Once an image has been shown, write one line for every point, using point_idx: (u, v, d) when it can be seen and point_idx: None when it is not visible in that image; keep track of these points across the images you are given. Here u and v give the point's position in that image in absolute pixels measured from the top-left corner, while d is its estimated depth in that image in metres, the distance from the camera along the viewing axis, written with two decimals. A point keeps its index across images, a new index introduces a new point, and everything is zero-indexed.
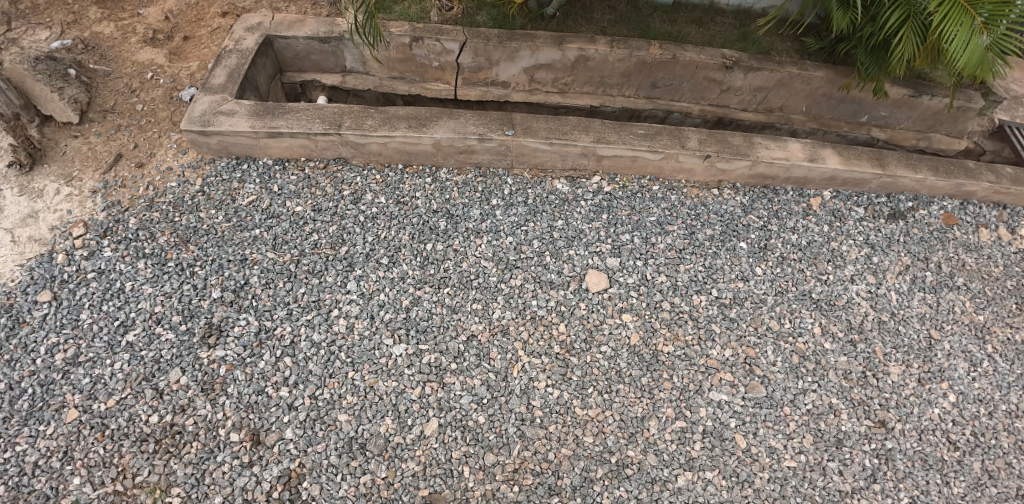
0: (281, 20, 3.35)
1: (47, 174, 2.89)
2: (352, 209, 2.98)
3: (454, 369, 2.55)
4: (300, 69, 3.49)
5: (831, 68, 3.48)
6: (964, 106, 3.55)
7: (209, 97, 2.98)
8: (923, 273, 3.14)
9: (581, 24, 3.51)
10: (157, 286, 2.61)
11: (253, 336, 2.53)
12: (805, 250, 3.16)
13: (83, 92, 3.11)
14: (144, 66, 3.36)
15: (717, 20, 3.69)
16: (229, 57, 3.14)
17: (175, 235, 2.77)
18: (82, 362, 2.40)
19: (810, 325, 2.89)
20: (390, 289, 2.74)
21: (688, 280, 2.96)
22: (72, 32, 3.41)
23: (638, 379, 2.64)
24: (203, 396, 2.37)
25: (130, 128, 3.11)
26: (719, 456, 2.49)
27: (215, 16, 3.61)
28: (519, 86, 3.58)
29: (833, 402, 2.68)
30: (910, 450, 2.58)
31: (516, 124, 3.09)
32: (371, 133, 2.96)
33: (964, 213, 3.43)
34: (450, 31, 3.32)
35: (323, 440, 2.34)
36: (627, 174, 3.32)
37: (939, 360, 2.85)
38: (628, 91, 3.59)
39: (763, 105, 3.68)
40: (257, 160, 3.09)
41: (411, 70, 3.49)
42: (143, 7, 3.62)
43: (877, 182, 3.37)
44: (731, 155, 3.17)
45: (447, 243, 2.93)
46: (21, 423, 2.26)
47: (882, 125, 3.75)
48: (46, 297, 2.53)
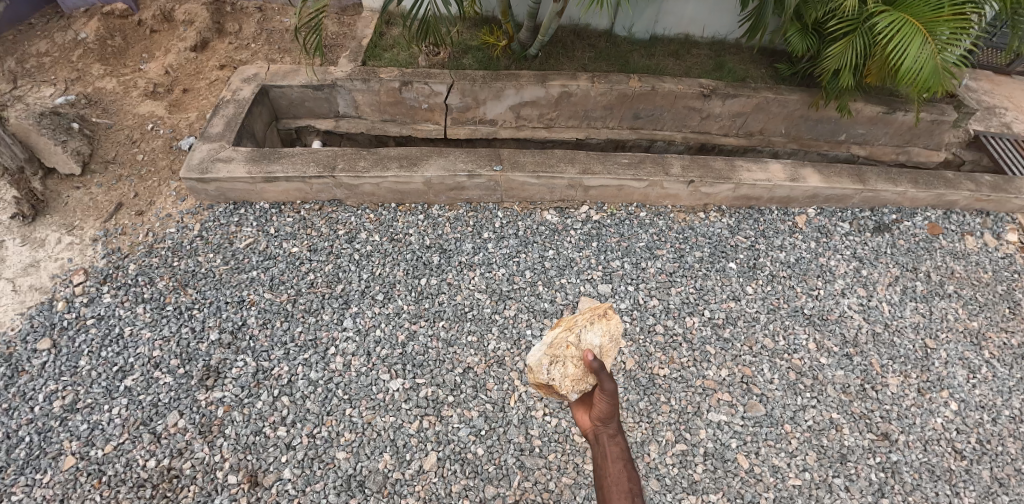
0: (276, 70, 3.50)
1: (49, 224, 2.97)
2: (347, 248, 3.04)
3: (451, 402, 2.55)
4: (295, 115, 3.63)
5: (805, 91, 3.62)
6: (937, 119, 3.69)
7: (207, 145, 3.09)
8: (913, 284, 3.18)
9: (563, 62, 3.68)
10: (156, 331, 2.64)
11: (250, 376, 2.54)
12: (794, 267, 3.21)
13: (85, 144, 3.22)
14: (145, 118, 3.49)
15: (692, 52, 3.89)
16: (227, 107, 3.27)
17: (174, 279, 2.83)
18: (80, 408, 2.41)
19: (804, 341, 2.91)
20: (386, 325, 2.76)
21: (680, 303, 3.00)
22: (76, 89, 3.56)
23: (635, 404, 2.64)
24: (201, 439, 2.37)
25: (131, 178, 3.21)
26: (722, 478, 2.47)
27: (213, 69, 3.79)
28: (506, 123, 3.71)
29: (834, 417, 2.66)
30: (916, 461, 2.56)
31: (504, 159, 3.20)
32: (364, 174, 3.06)
33: (949, 223, 3.50)
34: (438, 74, 3.47)
35: (322, 479, 2.32)
36: (615, 202, 3.40)
37: (937, 369, 2.85)
38: (612, 122, 3.72)
39: (743, 130, 3.81)
40: (253, 204, 3.17)
41: (402, 113, 3.62)
42: (144, 63, 3.81)
43: (859, 198, 3.46)
44: (714, 180, 3.26)
45: (441, 277, 2.97)
46: (17, 472, 2.25)
47: (860, 143, 3.87)
48: (46, 345, 2.55)
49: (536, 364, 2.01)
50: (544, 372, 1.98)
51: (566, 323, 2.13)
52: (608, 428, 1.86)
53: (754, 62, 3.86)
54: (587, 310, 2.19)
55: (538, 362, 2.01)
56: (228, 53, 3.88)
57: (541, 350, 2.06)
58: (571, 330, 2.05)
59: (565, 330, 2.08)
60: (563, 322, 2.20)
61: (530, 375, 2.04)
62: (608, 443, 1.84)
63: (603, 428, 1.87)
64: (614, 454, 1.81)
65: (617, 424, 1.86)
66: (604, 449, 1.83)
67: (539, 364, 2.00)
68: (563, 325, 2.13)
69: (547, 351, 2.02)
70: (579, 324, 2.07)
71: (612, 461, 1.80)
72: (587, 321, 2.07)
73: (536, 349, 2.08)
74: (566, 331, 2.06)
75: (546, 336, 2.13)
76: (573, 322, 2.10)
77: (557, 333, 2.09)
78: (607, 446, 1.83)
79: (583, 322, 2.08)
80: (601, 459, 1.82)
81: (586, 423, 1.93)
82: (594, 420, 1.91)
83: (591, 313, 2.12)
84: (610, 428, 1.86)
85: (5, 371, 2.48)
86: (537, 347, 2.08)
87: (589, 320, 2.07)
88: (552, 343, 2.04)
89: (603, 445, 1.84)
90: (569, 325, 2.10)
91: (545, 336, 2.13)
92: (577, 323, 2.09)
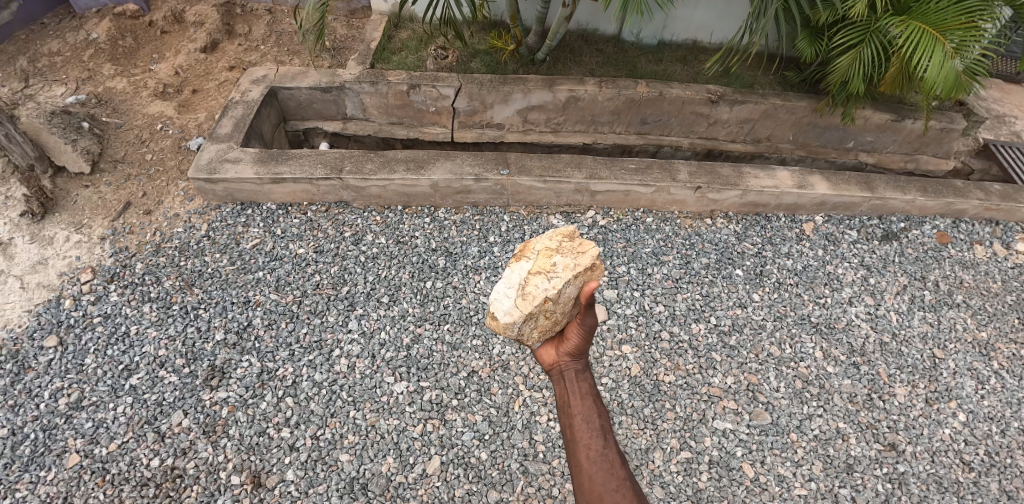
0: (284, 72, 3.52)
1: (58, 222, 2.98)
2: (353, 250, 3.04)
3: (455, 406, 2.54)
4: (303, 117, 3.64)
5: (813, 98, 3.61)
6: (946, 127, 3.67)
7: (216, 146, 3.10)
8: (921, 293, 3.16)
9: (570, 67, 3.68)
10: (162, 330, 2.65)
11: (255, 377, 2.54)
12: (801, 274, 3.19)
13: (95, 143, 3.24)
14: (154, 118, 3.51)
15: (700, 59, 3.89)
16: (236, 108, 3.29)
17: (180, 279, 2.83)
18: (85, 406, 2.41)
19: (811, 350, 2.89)
20: (391, 327, 2.76)
21: (686, 309, 2.98)
22: (87, 88, 3.59)
23: (640, 410, 2.63)
24: (205, 439, 2.36)
25: (140, 177, 3.23)
26: (727, 487, 2.45)
27: (222, 70, 3.81)
28: (513, 127, 3.71)
29: (841, 427, 2.64)
30: (923, 473, 2.53)
31: (511, 164, 3.20)
32: (371, 176, 3.06)
33: (958, 232, 3.47)
34: (446, 78, 3.48)
35: (325, 481, 2.32)
36: (621, 207, 3.40)
37: (946, 379, 2.83)
38: (619, 127, 3.72)
39: (750, 136, 3.79)
40: (260, 205, 3.18)
41: (409, 116, 3.63)
42: (155, 64, 3.84)
43: (867, 206, 3.44)
44: (722, 186, 3.25)
45: (446, 280, 2.96)
46: (22, 469, 2.25)
47: (869, 150, 3.85)
48: (52, 342, 2.56)
49: (507, 315, 1.95)
50: (514, 324, 1.95)
51: (538, 263, 2.03)
52: (576, 365, 1.94)
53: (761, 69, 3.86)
54: (561, 245, 2.06)
55: (510, 315, 1.95)
56: (237, 54, 3.91)
57: (511, 296, 1.98)
58: (546, 277, 1.96)
59: (539, 275, 1.97)
60: (529, 251, 2.09)
61: (496, 320, 1.99)
62: (575, 378, 1.90)
63: (569, 364, 1.95)
64: (583, 389, 1.88)
65: (584, 362, 1.95)
66: (570, 383, 1.90)
67: (511, 318, 1.95)
68: (535, 265, 2.02)
69: (522, 303, 1.94)
70: (554, 271, 1.98)
71: (580, 397, 1.85)
72: (566, 270, 1.97)
73: (504, 292, 2.00)
74: (540, 278, 1.96)
75: (513, 273, 2.04)
76: (547, 266, 1.99)
77: (529, 276, 1.98)
78: (574, 381, 1.89)
79: (560, 268, 1.98)
80: (568, 393, 1.88)
81: (552, 359, 2.00)
82: (561, 355, 1.98)
83: (569, 258, 2.01)
84: (578, 365, 1.94)
85: (12, 367, 2.49)
86: (506, 290, 2.00)
87: (569, 270, 1.97)
88: (524, 291, 1.96)
89: (569, 379, 1.91)
90: (542, 269, 1.99)
91: (511, 274, 2.03)
92: (552, 269, 1.98)
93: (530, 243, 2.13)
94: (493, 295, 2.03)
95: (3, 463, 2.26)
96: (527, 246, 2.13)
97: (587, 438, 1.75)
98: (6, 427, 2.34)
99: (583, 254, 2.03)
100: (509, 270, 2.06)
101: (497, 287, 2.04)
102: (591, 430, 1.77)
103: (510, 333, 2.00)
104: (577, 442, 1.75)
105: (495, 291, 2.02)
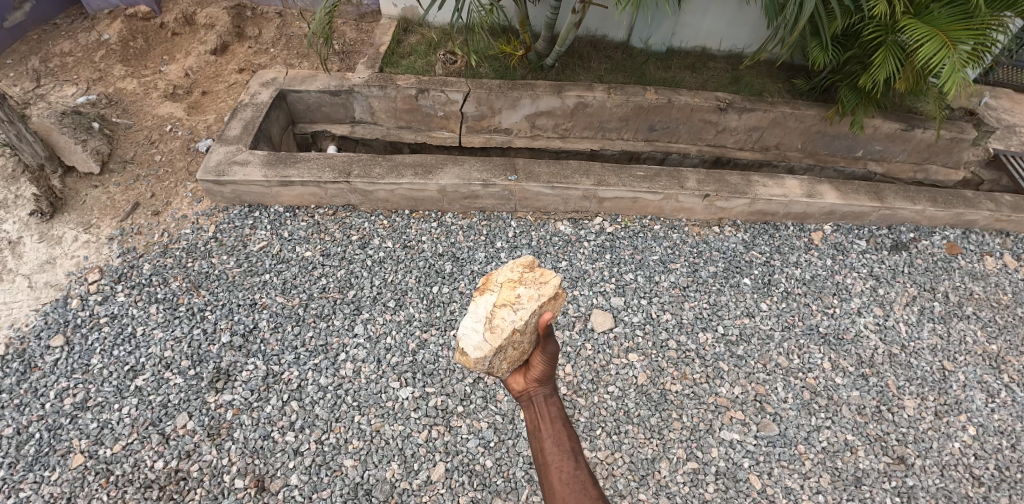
0: (294, 75, 3.53)
1: (67, 222, 2.99)
2: (360, 254, 3.03)
3: (461, 412, 2.53)
4: (311, 120, 3.64)
5: (823, 107, 3.59)
6: (957, 137, 3.65)
7: (224, 148, 3.10)
8: (931, 304, 3.13)
9: (579, 73, 3.68)
10: (168, 331, 2.64)
11: (260, 380, 2.53)
12: (810, 284, 3.17)
13: (104, 143, 3.25)
14: (164, 119, 3.52)
15: (708, 66, 3.88)
16: (245, 111, 3.30)
17: (187, 280, 2.83)
18: (90, 406, 2.41)
19: (819, 360, 2.86)
20: (397, 332, 2.75)
21: (693, 318, 2.96)
22: (97, 89, 3.60)
23: (647, 419, 2.61)
24: (209, 441, 2.36)
25: (149, 178, 3.23)
26: (733, 499, 2.42)
27: (232, 72, 3.82)
28: (521, 132, 3.70)
29: (849, 439, 2.61)
30: (933, 487, 2.50)
31: (519, 169, 3.19)
32: (379, 180, 3.06)
33: (968, 242, 3.45)
34: (454, 83, 3.48)
35: (329, 486, 2.30)
36: (629, 214, 3.38)
37: (955, 392, 2.80)
38: (627, 134, 3.71)
39: (759, 144, 3.78)
40: (268, 208, 3.18)
41: (417, 120, 3.63)
42: (165, 65, 3.86)
43: (877, 215, 3.42)
44: (730, 194, 3.24)
45: (453, 285, 2.95)
46: (26, 469, 2.25)
47: (878, 159, 3.83)
48: (59, 342, 2.57)
49: (477, 350, 1.92)
50: (485, 359, 1.91)
51: (502, 295, 2.01)
52: (544, 389, 1.92)
53: (770, 77, 3.85)
54: (524, 275, 2.05)
55: (479, 351, 1.91)
56: (247, 56, 3.93)
57: (479, 330, 1.95)
58: (512, 309, 1.95)
59: (504, 307, 1.97)
60: (492, 284, 2.08)
61: (466, 356, 1.95)
62: (544, 402, 1.89)
63: (538, 389, 1.93)
64: (552, 412, 1.87)
65: (552, 386, 1.93)
66: (540, 408, 1.88)
67: (481, 353, 1.91)
68: (499, 297, 2.01)
69: (490, 338, 1.92)
70: (519, 302, 1.97)
71: (550, 420, 1.84)
72: (530, 301, 1.97)
73: (471, 326, 1.97)
74: (506, 310, 1.95)
75: (478, 307, 2.02)
76: (512, 297, 1.99)
77: (495, 310, 1.97)
78: (543, 405, 1.88)
79: (525, 299, 1.97)
80: (538, 417, 1.85)
81: (520, 386, 1.96)
82: (528, 382, 1.95)
83: (533, 289, 2.00)
84: (546, 389, 1.92)
85: (18, 366, 2.49)
86: (473, 324, 1.97)
87: (534, 301, 1.97)
88: (491, 324, 1.94)
89: (537, 404, 1.89)
90: (507, 300, 1.98)
91: (477, 307, 2.01)
92: (517, 300, 1.97)
93: (493, 276, 2.12)
94: (461, 330, 1.99)
95: (7, 462, 2.26)
96: (489, 278, 2.11)
97: (558, 461, 1.74)
98: (11, 426, 2.34)
99: (546, 284, 2.02)
100: (474, 303, 2.04)
101: (464, 322, 2.00)
102: (561, 452, 1.76)
103: (480, 368, 1.95)
104: (548, 466, 1.75)
105: (461, 328, 1.98)
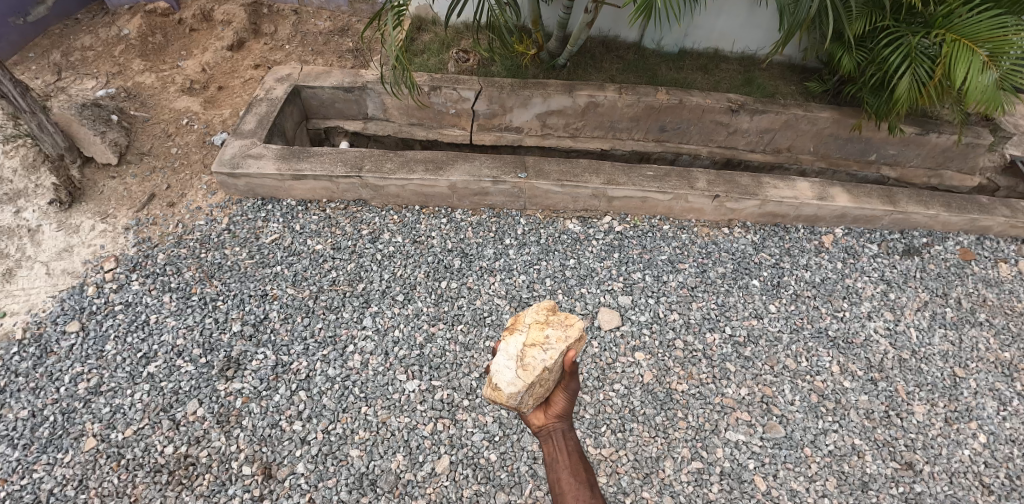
0: (309, 71, 3.57)
1: (84, 211, 3.05)
2: (370, 248, 3.06)
3: (466, 406, 2.54)
4: (324, 116, 3.69)
5: (835, 110, 3.58)
6: (973, 142, 3.62)
7: (239, 142, 3.15)
8: (943, 309, 3.10)
9: (591, 73, 3.70)
10: (181, 319, 2.69)
11: (270, 370, 2.56)
12: (819, 287, 3.15)
13: (123, 135, 3.31)
14: (180, 113, 3.58)
15: (721, 68, 3.89)
16: (260, 106, 3.34)
17: (200, 271, 2.88)
18: (104, 391, 2.45)
19: (828, 364, 2.84)
20: (404, 326, 2.77)
21: (701, 318, 2.96)
22: (117, 82, 3.67)
23: (652, 418, 2.61)
24: (219, 428, 2.39)
25: (164, 170, 3.29)
26: (738, 499, 2.41)
27: (248, 68, 3.88)
28: (531, 131, 3.71)
29: (856, 443, 2.59)
30: (941, 494, 2.47)
31: (529, 167, 3.20)
32: (390, 176, 3.09)
33: (982, 248, 3.41)
34: (466, 81, 3.50)
35: (334, 476, 2.33)
36: (637, 214, 3.38)
37: (966, 399, 2.77)
38: (638, 134, 3.71)
39: (770, 146, 3.76)
40: (281, 201, 3.22)
41: (429, 117, 3.66)
42: (182, 60, 3.92)
43: (889, 219, 3.39)
44: (740, 195, 3.24)
45: (461, 281, 2.97)
46: (40, 450, 2.29)
47: (891, 163, 3.80)
48: (75, 327, 2.62)
49: (510, 386, 1.90)
50: (518, 395, 1.90)
51: (531, 335, 2.02)
52: (563, 425, 1.98)
53: (783, 79, 3.85)
54: (550, 318, 2.08)
55: (512, 387, 1.90)
56: (263, 53, 3.99)
57: (512, 367, 1.95)
58: (542, 349, 1.95)
59: (534, 347, 1.96)
60: (521, 325, 2.10)
61: (498, 392, 1.93)
62: (563, 437, 1.94)
63: (557, 425, 1.98)
64: (569, 447, 1.92)
65: (570, 422, 1.99)
66: (559, 443, 1.93)
67: (515, 388, 1.90)
68: (528, 337, 2.01)
69: (523, 375, 1.91)
70: (548, 342, 1.97)
71: (567, 454, 1.89)
72: (559, 342, 1.97)
73: (504, 363, 1.96)
74: (536, 350, 1.95)
75: (509, 346, 2.01)
76: (541, 338, 1.99)
77: (524, 349, 1.97)
78: (562, 440, 1.93)
79: (554, 341, 1.98)
80: (556, 453, 1.90)
81: (540, 421, 2.00)
82: (548, 417, 2.00)
83: (560, 330, 2.02)
84: (565, 425, 1.98)
85: (35, 350, 2.54)
86: (505, 361, 1.96)
87: (562, 342, 1.98)
88: (523, 363, 1.93)
89: (556, 440, 1.94)
90: (536, 341, 1.98)
91: (507, 346, 2.01)
92: (546, 341, 1.98)
93: (520, 317, 2.13)
94: (493, 367, 1.98)
95: (22, 443, 2.31)
96: (518, 320, 2.13)
97: (574, 493, 1.79)
98: (26, 408, 2.39)
99: (571, 326, 2.04)
100: (504, 342, 2.03)
101: (497, 360, 1.99)
102: (577, 484, 1.81)
103: (511, 405, 1.94)
104: (564, 497, 1.80)
105: (495, 364, 1.98)
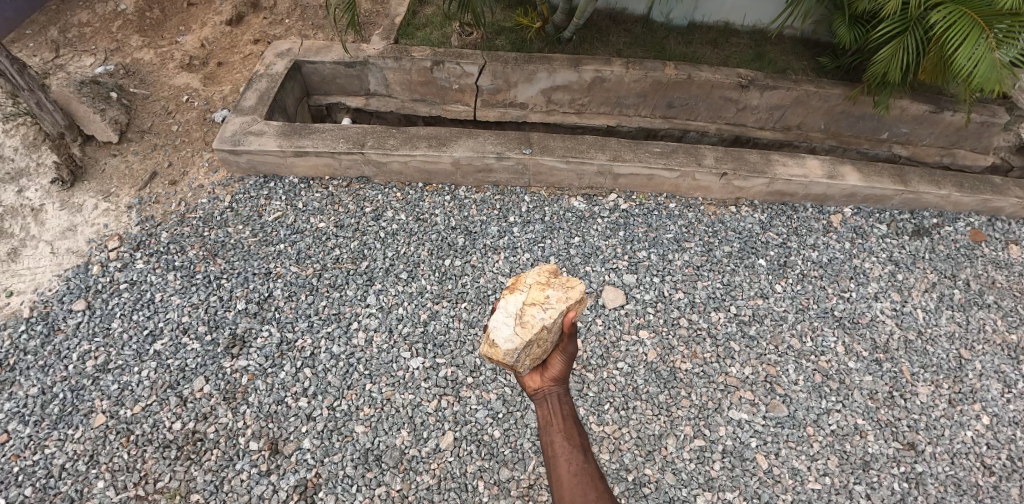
0: (310, 45, 3.51)
1: (87, 190, 3.04)
2: (374, 225, 3.05)
3: (471, 383, 2.55)
4: (326, 92, 3.64)
5: (848, 85, 3.49)
6: (987, 121, 3.53)
7: (240, 118, 3.12)
8: (951, 291, 3.07)
9: (597, 47, 3.62)
10: (186, 298, 2.70)
11: (274, 347, 2.58)
12: (826, 266, 3.12)
13: (123, 113, 3.28)
14: (180, 90, 3.54)
15: (731, 41, 3.80)
16: (260, 81, 3.30)
17: (204, 249, 2.88)
18: (111, 369, 2.48)
19: (833, 344, 2.83)
20: (409, 303, 2.77)
21: (706, 296, 2.94)
22: (115, 59, 3.63)
23: (655, 396, 2.62)
24: (225, 404, 2.42)
25: (166, 147, 3.27)
26: (739, 477, 2.43)
27: (247, 43, 3.82)
28: (536, 107, 3.65)
29: (859, 423, 2.60)
30: (943, 473, 2.48)
31: (534, 143, 3.16)
32: (393, 152, 3.05)
33: (993, 229, 3.36)
34: (470, 55, 3.44)
35: (340, 451, 2.36)
36: (644, 191, 3.35)
37: (971, 381, 2.75)
38: (644, 110, 3.65)
39: (780, 122, 3.69)
40: (283, 179, 3.19)
41: (433, 93, 3.60)
42: (181, 35, 3.86)
43: (899, 198, 3.34)
44: (748, 173, 3.19)
45: (465, 258, 2.96)
46: (51, 427, 2.33)
47: (904, 141, 3.72)
48: (81, 305, 2.63)
49: (507, 343, 1.89)
50: (515, 352, 1.89)
51: (531, 295, 2.01)
52: (558, 389, 1.97)
53: (795, 54, 3.75)
54: (551, 280, 2.07)
55: (510, 343, 1.89)
56: (263, 27, 3.91)
57: (510, 323, 1.94)
58: (542, 308, 1.95)
59: (534, 306, 1.96)
60: (521, 284, 2.08)
61: (496, 348, 1.92)
62: (557, 402, 1.93)
63: (552, 388, 1.97)
64: (564, 412, 1.90)
65: (565, 386, 1.98)
66: (553, 407, 1.91)
67: (511, 345, 1.89)
68: (528, 296, 2.00)
69: (521, 331, 1.90)
70: (548, 302, 1.97)
71: (561, 418, 1.87)
72: (559, 302, 1.97)
73: (502, 319, 1.95)
74: (535, 308, 1.95)
75: (509, 304, 2.00)
76: (541, 297, 1.99)
77: (524, 307, 1.96)
78: (556, 404, 1.92)
79: (554, 301, 1.98)
80: (549, 416, 1.89)
81: (535, 384, 2.00)
82: (544, 380, 2.00)
83: (561, 291, 2.01)
84: (560, 390, 1.97)
85: (42, 328, 2.57)
86: (504, 317, 1.95)
87: (562, 302, 1.98)
88: (522, 320, 1.93)
89: (550, 403, 1.93)
90: (536, 300, 1.98)
91: (507, 304, 1.99)
92: (546, 301, 1.98)
93: (521, 278, 2.12)
94: (491, 322, 1.97)
95: (33, 419, 2.34)
96: (518, 280, 2.11)
97: (566, 455, 1.76)
98: (36, 385, 2.43)
99: (572, 288, 2.03)
100: (504, 300, 2.02)
101: (495, 316, 1.98)
102: (569, 447, 1.78)
103: (507, 362, 1.94)
104: (555, 460, 1.76)
105: (493, 320, 1.97)
